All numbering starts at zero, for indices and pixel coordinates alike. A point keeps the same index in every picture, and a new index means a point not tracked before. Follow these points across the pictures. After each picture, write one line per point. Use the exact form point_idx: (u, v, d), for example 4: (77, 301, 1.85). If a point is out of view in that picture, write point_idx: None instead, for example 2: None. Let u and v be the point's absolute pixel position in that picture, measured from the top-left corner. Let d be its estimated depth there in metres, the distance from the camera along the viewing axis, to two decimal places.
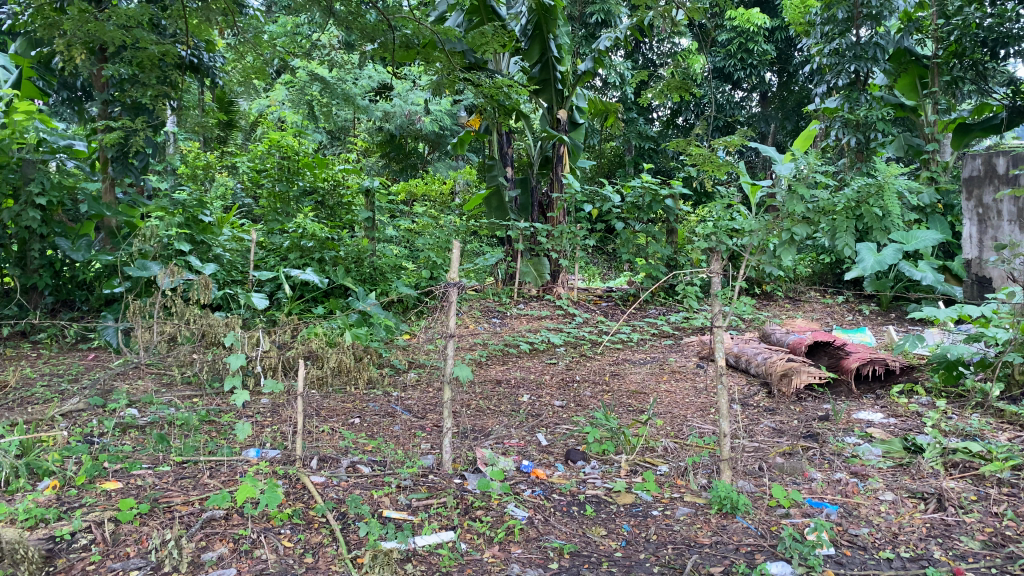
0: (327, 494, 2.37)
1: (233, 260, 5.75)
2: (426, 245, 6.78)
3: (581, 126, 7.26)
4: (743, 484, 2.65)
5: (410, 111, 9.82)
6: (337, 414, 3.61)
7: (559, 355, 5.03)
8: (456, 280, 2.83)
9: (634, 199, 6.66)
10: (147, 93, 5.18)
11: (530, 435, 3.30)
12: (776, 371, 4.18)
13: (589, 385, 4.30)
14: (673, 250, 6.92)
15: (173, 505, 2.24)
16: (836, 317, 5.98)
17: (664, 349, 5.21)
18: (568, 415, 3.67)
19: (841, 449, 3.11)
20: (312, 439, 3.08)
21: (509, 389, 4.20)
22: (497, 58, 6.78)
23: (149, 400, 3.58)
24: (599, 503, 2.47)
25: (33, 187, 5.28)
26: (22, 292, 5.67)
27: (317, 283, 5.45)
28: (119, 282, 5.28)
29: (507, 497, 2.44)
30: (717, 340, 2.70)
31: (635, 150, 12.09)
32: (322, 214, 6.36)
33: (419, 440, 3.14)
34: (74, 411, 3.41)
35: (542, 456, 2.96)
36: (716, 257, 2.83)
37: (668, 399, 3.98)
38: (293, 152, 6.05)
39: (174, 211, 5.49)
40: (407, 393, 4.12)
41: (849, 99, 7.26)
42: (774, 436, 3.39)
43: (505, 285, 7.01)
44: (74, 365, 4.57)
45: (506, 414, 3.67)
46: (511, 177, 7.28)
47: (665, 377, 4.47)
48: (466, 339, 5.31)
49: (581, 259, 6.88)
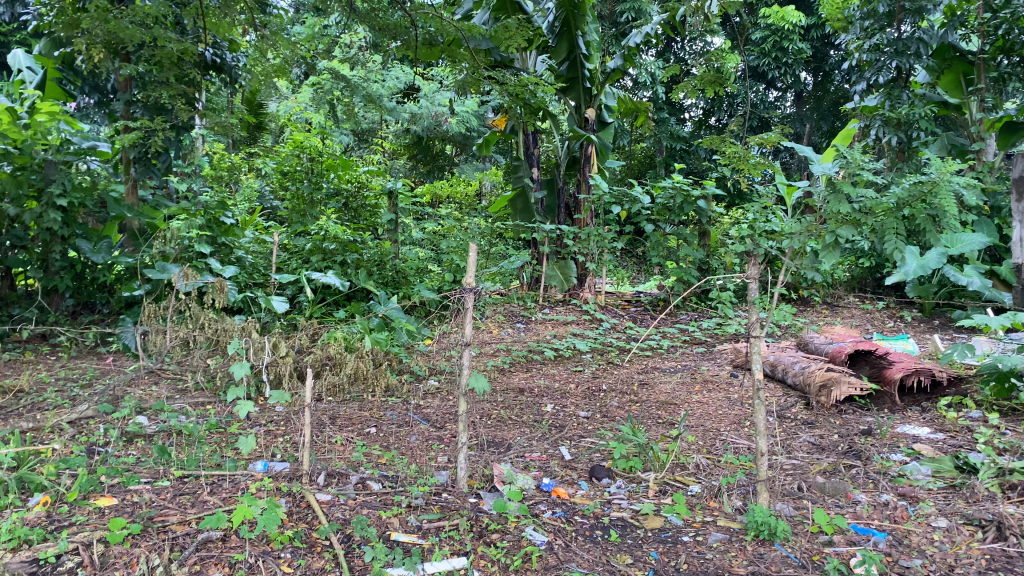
0: (332, 513, 2.22)
1: (255, 263, 5.67)
2: (449, 248, 6.65)
3: (609, 125, 7.05)
4: (782, 507, 2.44)
5: (437, 113, 9.73)
6: (353, 423, 3.48)
7: (586, 363, 4.85)
8: (473, 285, 2.66)
9: (664, 199, 6.42)
10: (168, 93, 5.09)
11: (553, 449, 3.14)
12: (814, 382, 3.98)
13: (616, 395, 4.11)
14: (705, 254, 6.69)
15: (168, 525, 2.10)
16: (876, 324, 5.72)
17: (696, 357, 5.00)
18: (594, 428, 3.49)
19: (887, 467, 2.91)
20: (323, 451, 2.94)
21: (533, 398, 4.03)
22: (523, 56, 6.61)
23: (159, 407, 3.47)
24: (624, 527, 2.28)
25: (54, 188, 5.20)
26: (42, 293, 5.60)
27: (337, 287, 5.30)
28: (137, 285, 5.19)
29: (525, 520, 2.26)
30: (755, 349, 2.49)
31: (666, 151, 11.85)
32: (346, 216, 6.21)
33: (435, 453, 2.99)
34: (82, 419, 3.32)
35: (565, 473, 2.79)
36: (754, 262, 2.62)
37: (701, 411, 3.77)
38: (315, 153, 5.92)
39: (195, 213, 5.37)
40: (426, 402, 3.96)
41: (890, 96, 6.95)
42: (815, 452, 3.18)
43: (531, 289, 6.83)
44: (89, 369, 4.48)
45: (528, 426, 3.50)
46: (537, 178, 7.04)
47: (697, 387, 4.25)
48: (488, 345, 5.16)
49: (608, 262, 6.69)
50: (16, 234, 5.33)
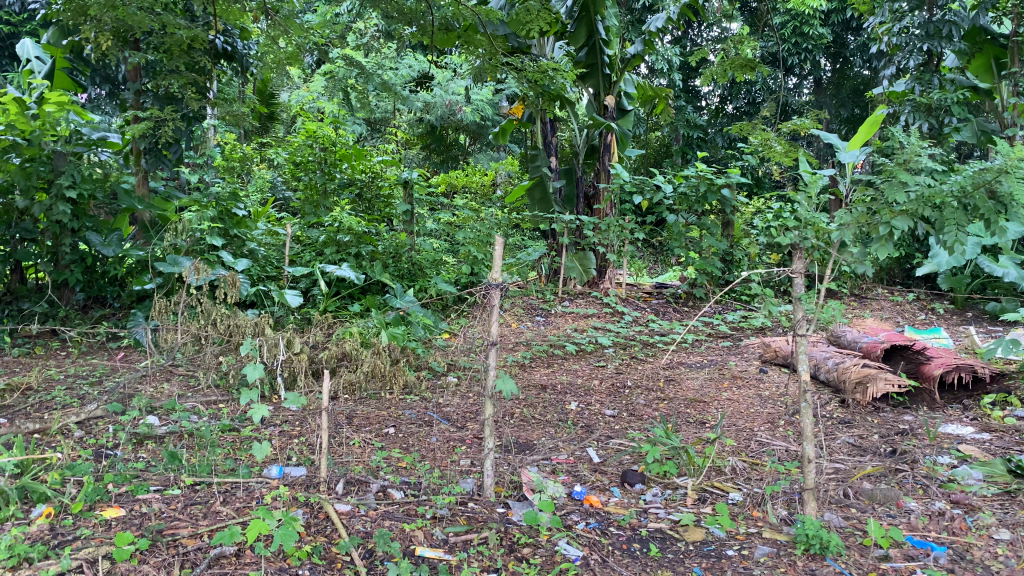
0: (352, 526, 2.08)
1: (268, 255, 5.54)
2: (466, 239, 6.45)
3: (629, 113, 6.78)
4: (831, 516, 2.29)
5: (451, 101, 9.59)
6: (370, 423, 3.35)
7: (608, 358, 4.70)
8: (499, 281, 2.51)
9: (688, 188, 6.18)
10: (178, 81, 4.96)
11: (580, 450, 3.01)
12: (850, 379, 3.82)
13: (642, 392, 3.96)
14: (729, 245, 6.50)
15: (179, 539, 1.98)
16: (907, 317, 5.54)
17: (722, 351, 4.84)
18: (621, 427, 3.35)
19: (935, 471, 2.74)
20: (340, 454, 2.81)
21: (555, 395, 3.89)
22: (540, 42, 6.43)
23: (171, 406, 3.36)
24: (663, 540, 2.14)
25: (64, 180, 5.09)
26: (52, 287, 5.50)
27: (352, 280, 5.16)
28: (149, 279, 5.08)
29: (558, 532, 2.12)
30: (800, 349, 2.35)
31: (683, 139, 11.62)
32: (360, 207, 6.09)
33: (457, 455, 2.86)
34: (91, 420, 3.20)
35: (595, 478, 2.64)
36: (799, 256, 2.46)
37: (732, 409, 3.62)
38: (328, 142, 5.77)
39: (207, 205, 5.24)
40: (446, 399, 3.83)
41: (921, 81, 6.72)
42: (856, 454, 3.02)
43: (549, 281, 6.69)
44: (100, 365, 4.37)
45: (553, 425, 3.37)
46: (555, 167, 6.89)
47: (726, 383, 4.09)
48: (507, 339, 5.02)
49: (629, 254, 6.53)
50: (25, 227, 5.23)
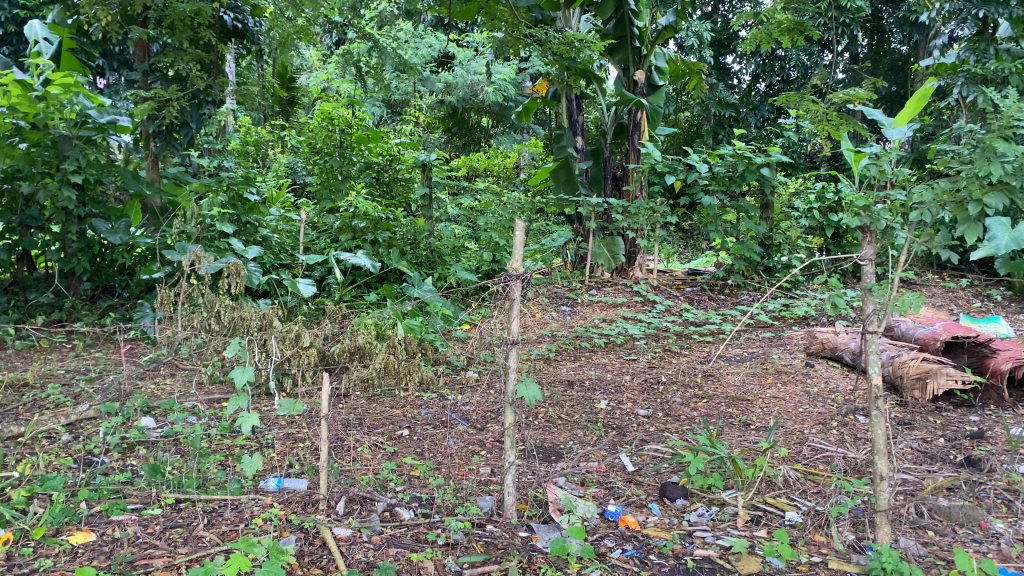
0: (352, 555, 1.81)
1: (281, 242, 5.29)
2: (487, 225, 6.12)
3: (661, 88, 6.46)
4: (907, 543, 1.98)
5: (473, 82, 9.28)
6: (383, 424, 3.09)
7: (639, 351, 4.39)
8: (521, 271, 2.19)
9: (724, 168, 5.81)
10: (183, 59, 4.71)
11: (611, 456, 2.72)
12: (908, 374, 3.47)
13: (678, 389, 3.64)
14: (769, 228, 6.11)
15: (150, 572, 1.71)
16: (962, 304, 5.17)
17: (763, 343, 4.52)
18: (656, 429, 3.06)
19: (1019, 485, 2.41)
20: (346, 462, 2.55)
21: (583, 392, 3.58)
22: (565, 14, 6.07)
23: (169, 407, 3.13)
24: (713, 572, 1.83)
25: (68, 165, 4.81)
26: (60, 277, 5.29)
27: (368, 267, 4.89)
28: (156, 267, 4.84)
29: (590, 564, 1.82)
30: (871, 350, 2.02)
31: (713, 120, 11.20)
32: (377, 192, 5.80)
33: (476, 464, 2.60)
34: (83, 424, 2.96)
35: (631, 492, 2.36)
36: (870, 242, 2.09)
37: (779, 409, 3.31)
38: (344, 123, 5.44)
39: (217, 189, 4.97)
40: (466, 396, 3.54)
41: (975, 50, 6.10)
42: (924, 463, 2.69)
43: (576, 268, 6.37)
44: (103, 359, 4.15)
45: (580, 427, 3.08)
46: (582, 147, 6.52)
47: (769, 379, 3.77)
48: (531, 330, 4.73)
49: (659, 239, 6.21)
50: (30, 215, 4.98)
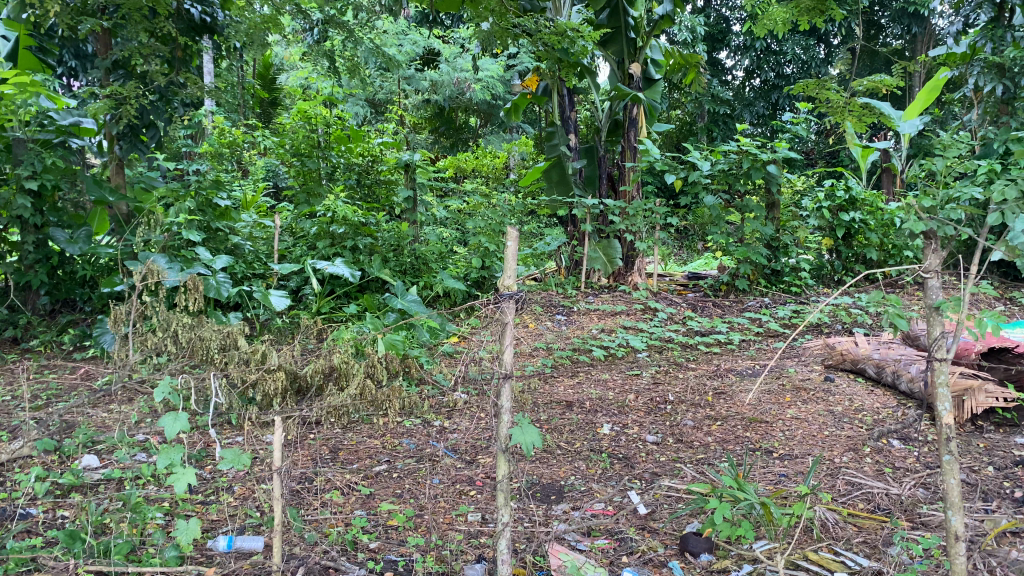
0: None
1: (254, 250, 4.90)
2: (476, 228, 5.67)
3: (657, 82, 6.08)
4: None
5: (460, 80, 8.91)
6: (359, 458, 2.72)
7: (643, 365, 4.03)
8: (515, 291, 1.81)
9: (728, 165, 5.45)
10: (142, 53, 4.32)
11: (620, 496, 2.36)
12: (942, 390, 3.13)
13: (688, 410, 3.28)
14: (775, 229, 5.76)
15: None
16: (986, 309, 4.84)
17: (776, 354, 4.17)
18: (668, 460, 2.70)
19: None
20: (313, 510, 2.19)
21: (583, 415, 3.22)
22: (557, 4, 5.68)
23: (117, 443, 2.75)
24: None
25: (22, 170, 4.36)
26: (16, 290, 4.85)
27: (346, 277, 4.52)
28: (117, 279, 4.44)
29: None
30: (939, 382, 1.67)
31: (708, 116, 10.87)
32: (358, 195, 5.42)
33: (464, 509, 2.24)
34: (16, 464, 2.58)
35: (647, 546, 2.01)
36: (932, 250, 1.76)
37: (803, 433, 2.95)
38: (323, 122, 5.09)
39: (183, 195, 4.57)
40: (454, 422, 3.18)
41: (992, 38, 5.71)
42: (981, 500, 2.35)
43: (570, 273, 6.02)
44: (55, 383, 3.75)
45: (584, 459, 2.72)
46: (575, 145, 6.14)
47: (788, 398, 3.41)
48: (526, 343, 4.36)
49: (659, 241, 5.86)
50: None
